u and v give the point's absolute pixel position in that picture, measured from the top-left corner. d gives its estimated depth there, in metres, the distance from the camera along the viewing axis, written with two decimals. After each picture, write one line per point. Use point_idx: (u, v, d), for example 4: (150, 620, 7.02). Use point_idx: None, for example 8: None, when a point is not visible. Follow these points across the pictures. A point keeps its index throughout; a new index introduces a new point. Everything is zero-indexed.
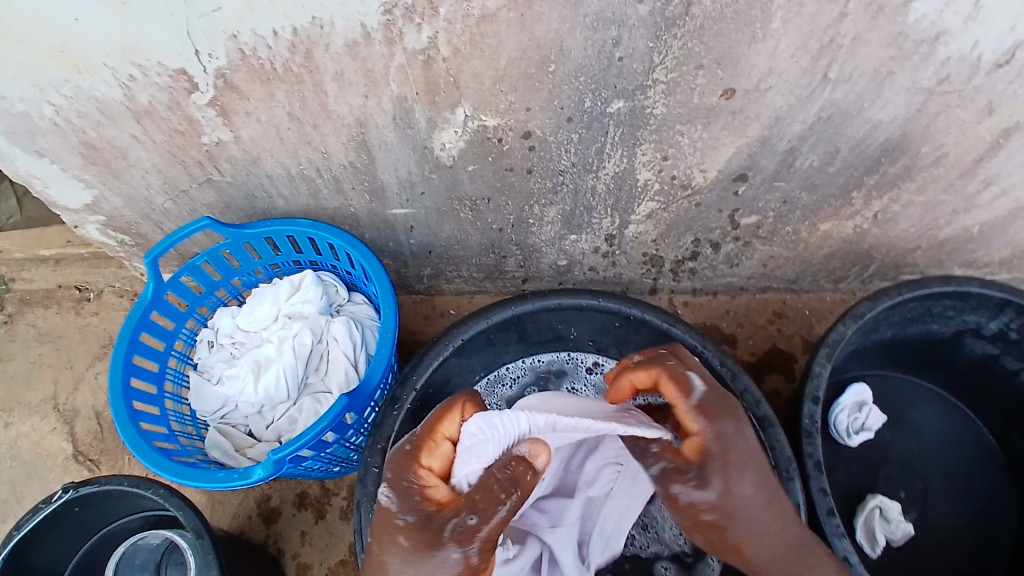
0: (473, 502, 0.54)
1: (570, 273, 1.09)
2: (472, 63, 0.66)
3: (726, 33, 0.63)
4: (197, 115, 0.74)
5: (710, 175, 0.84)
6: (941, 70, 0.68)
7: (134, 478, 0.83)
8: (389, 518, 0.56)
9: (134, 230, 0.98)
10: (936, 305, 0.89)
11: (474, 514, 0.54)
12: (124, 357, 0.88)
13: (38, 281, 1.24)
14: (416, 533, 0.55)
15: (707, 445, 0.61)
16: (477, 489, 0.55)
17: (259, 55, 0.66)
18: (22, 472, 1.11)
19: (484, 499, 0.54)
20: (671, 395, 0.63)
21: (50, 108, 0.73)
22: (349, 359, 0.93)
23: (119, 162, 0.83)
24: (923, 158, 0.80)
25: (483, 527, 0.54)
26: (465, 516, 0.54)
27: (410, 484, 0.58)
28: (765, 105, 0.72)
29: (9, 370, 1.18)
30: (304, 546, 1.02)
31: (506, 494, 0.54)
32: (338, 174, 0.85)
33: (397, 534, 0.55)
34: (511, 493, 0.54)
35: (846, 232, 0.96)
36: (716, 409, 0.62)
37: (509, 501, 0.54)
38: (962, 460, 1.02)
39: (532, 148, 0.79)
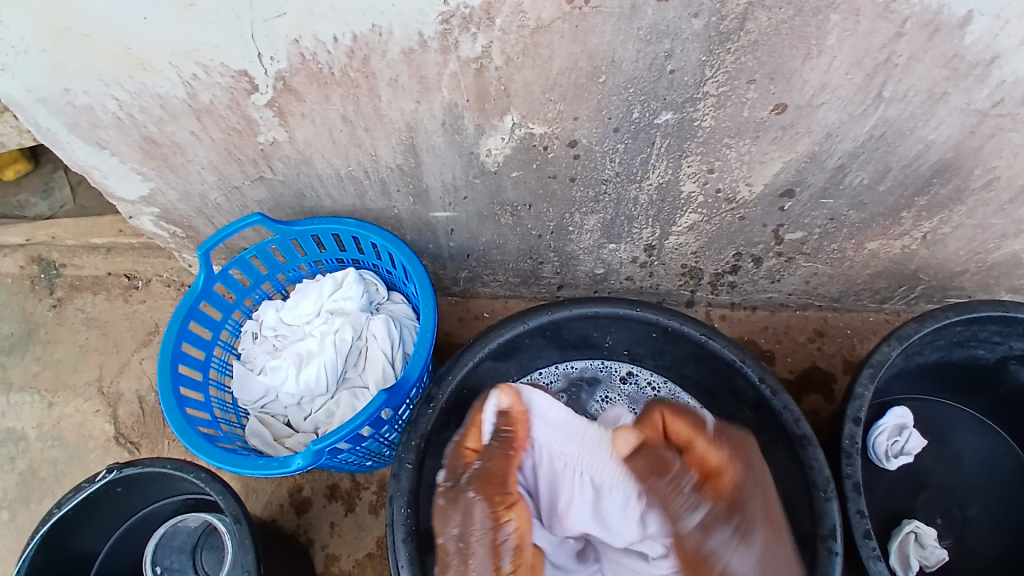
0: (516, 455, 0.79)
1: (606, 282, 1.09)
2: (523, 72, 0.67)
3: (780, 48, 0.63)
4: (254, 115, 0.77)
5: (756, 189, 0.83)
6: (997, 93, 0.67)
7: (177, 462, 0.86)
8: (490, 488, 0.74)
9: (187, 223, 1.02)
10: (983, 329, 0.87)
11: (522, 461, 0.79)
12: (174, 344, 0.91)
13: (89, 268, 1.29)
14: (449, 491, 0.74)
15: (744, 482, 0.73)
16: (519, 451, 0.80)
17: (318, 60, 0.68)
18: (65, 452, 1.16)
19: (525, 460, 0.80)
20: (681, 430, 0.77)
21: (116, 103, 0.76)
22: (387, 356, 0.95)
23: (176, 158, 0.86)
24: (975, 180, 0.79)
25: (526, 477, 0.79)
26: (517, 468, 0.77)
27: (455, 464, 0.76)
28: (816, 121, 0.71)
29: (59, 352, 1.23)
30: (333, 537, 1.04)
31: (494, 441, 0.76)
32: (384, 176, 0.87)
33: (491, 500, 0.73)
34: None
35: (893, 252, 0.95)
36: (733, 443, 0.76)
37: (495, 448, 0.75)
38: (1005, 492, 0.98)
39: (577, 157, 0.80)
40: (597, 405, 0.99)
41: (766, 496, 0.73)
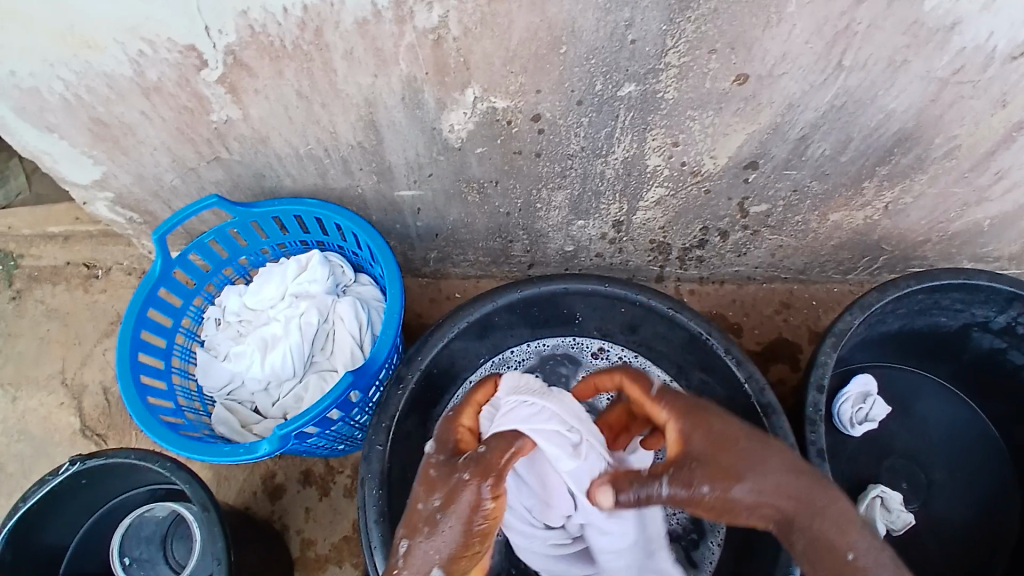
0: (724, 428, 0.57)
1: (577, 259, 1.08)
2: (482, 43, 0.66)
3: (741, 16, 0.62)
4: (206, 93, 0.74)
5: (721, 162, 0.83)
6: (957, 59, 0.67)
7: (142, 452, 0.83)
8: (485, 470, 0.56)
9: (143, 208, 0.98)
10: (943, 298, 0.89)
11: (705, 479, 0.53)
12: (132, 333, 0.88)
13: (47, 258, 1.24)
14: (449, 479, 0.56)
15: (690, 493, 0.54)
16: (734, 459, 0.55)
17: (269, 33, 0.66)
18: (31, 447, 1.12)
19: (720, 469, 0.54)
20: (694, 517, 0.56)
21: (61, 84, 0.73)
22: (355, 338, 0.94)
23: (128, 139, 0.83)
24: (936, 149, 0.80)
25: (758, 477, 0.55)
26: (695, 487, 0.53)
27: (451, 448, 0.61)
28: (778, 91, 0.71)
29: (19, 346, 1.19)
30: (308, 522, 1.04)
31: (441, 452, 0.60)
32: (346, 155, 0.85)
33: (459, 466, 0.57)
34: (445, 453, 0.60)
35: (856, 223, 0.96)
36: (719, 482, 0.54)
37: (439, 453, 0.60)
38: (967, 456, 1.01)
39: (541, 132, 0.78)
40: None
41: (715, 452, 0.55)
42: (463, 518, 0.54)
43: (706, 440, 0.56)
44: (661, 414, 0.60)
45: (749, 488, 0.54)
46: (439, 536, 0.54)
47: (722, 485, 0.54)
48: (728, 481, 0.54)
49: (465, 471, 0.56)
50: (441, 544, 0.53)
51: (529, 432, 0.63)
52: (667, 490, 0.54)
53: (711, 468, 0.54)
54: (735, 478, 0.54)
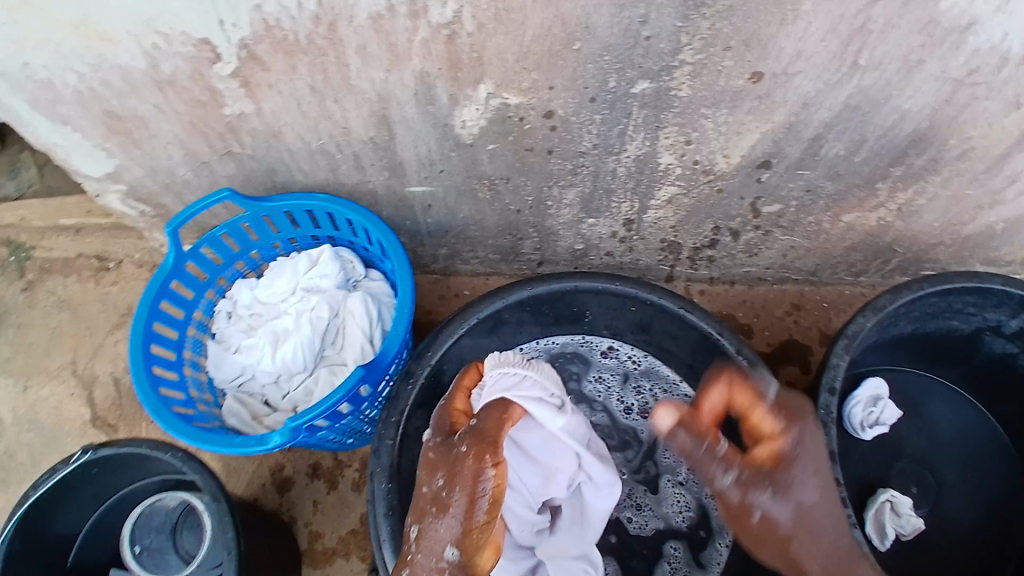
0: (817, 460, 0.59)
1: (586, 257, 1.08)
2: (495, 39, 0.66)
3: (756, 14, 0.62)
4: (219, 86, 0.75)
5: (734, 161, 0.83)
6: (972, 61, 0.66)
7: (154, 442, 0.84)
8: (484, 444, 0.64)
9: (156, 201, 0.99)
10: (957, 300, 0.88)
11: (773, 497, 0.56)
12: (144, 325, 0.89)
13: (59, 250, 1.25)
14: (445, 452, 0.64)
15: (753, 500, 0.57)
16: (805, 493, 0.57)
17: (283, 27, 0.66)
18: (41, 437, 1.13)
19: (793, 502, 0.57)
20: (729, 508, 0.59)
21: (76, 76, 0.74)
22: (365, 333, 0.94)
23: (141, 132, 0.83)
24: (950, 150, 0.79)
25: (809, 514, 0.57)
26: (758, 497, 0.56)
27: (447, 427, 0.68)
28: (792, 90, 0.71)
29: (31, 337, 1.20)
30: (316, 515, 1.04)
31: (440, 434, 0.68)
32: (357, 150, 0.85)
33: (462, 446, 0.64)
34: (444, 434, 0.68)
35: (869, 225, 0.95)
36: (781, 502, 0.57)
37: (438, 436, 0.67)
38: (978, 460, 1.00)
39: (553, 128, 0.78)
40: (591, 384, 0.99)
41: (799, 475, 0.57)
42: (469, 495, 0.60)
43: (799, 459, 0.58)
44: (769, 429, 0.59)
45: (797, 532, 0.57)
46: (448, 513, 0.60)
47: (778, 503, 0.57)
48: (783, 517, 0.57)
49: (463, 448, 0.63)
50: (452, 526, 0.59)
51: (516, 399, 0.73)
52: (728, 483, 0.57)
53: (784, 489, 0.57)
54: (794, 512, 0.57)
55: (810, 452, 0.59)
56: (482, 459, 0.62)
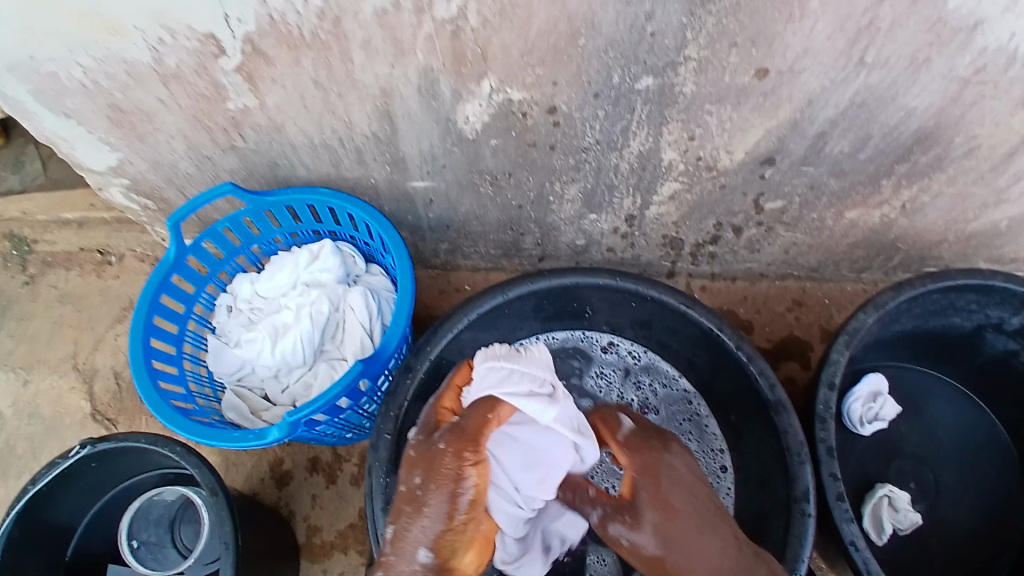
0: (685, 484, 0.65)
1: (588, 253, 1.08)
2: (500, 35, 0.65)
3: (764, 11, 0.61)
4: (223, 80, 0.74)
5: (737, 157, 0.82)
6: (979, 59, 0.66)
7: (152, 436, 0.84)
8: (463, 441, 0.63)
9: (157, 194, 0.99)
10: (958, 298, 0.88)
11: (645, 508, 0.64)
12: (145, 318, 0.89)
13: (61, 243, 1.25)
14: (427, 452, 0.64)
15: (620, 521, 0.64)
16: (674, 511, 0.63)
17: (288, 21, 0.65)
18: (42, 429, 1.13)
19: (654, 528, 0.62)
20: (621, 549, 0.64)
21: (79, 69, 0.73)
22: (365, 328, 0.94)
23: (143, 126, 0.83)
24: (955, 148, 0.79)
25: (681, 533, 0.62)
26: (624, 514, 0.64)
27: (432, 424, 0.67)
28: (798, 86, 0.71)
29: (31, 329, 1.20)
30: (314, 509, 1.04)
31: (422, 429, 0.67)
32: (360, 145, 0.85)
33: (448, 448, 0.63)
34: (426, 430, 0.67)
35: (872, 222, 0.95)
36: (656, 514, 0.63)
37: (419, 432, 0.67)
38: (976, 459, 1.01)
39: (557, 124, 0.78)
40: (593, 379, 0.99)
41: (663, 499, 0.64)
42: (446, 494, 0.60)
43: (668, 483, 0.65)
44: (624, 460, 0.69)
45: (667, 558, 0.61)
46: (424, 511, 0.59)
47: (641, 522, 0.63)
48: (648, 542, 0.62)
49: (444, 447, 0.63)
50: (426, 528, 0.59)
51: (502, 397, 0.69)
52: (596, 520, 0.67)
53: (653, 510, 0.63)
54: (656, 540, 0.62)
55: (678, 481, 0.65)
56: (461, 457, 0.62)
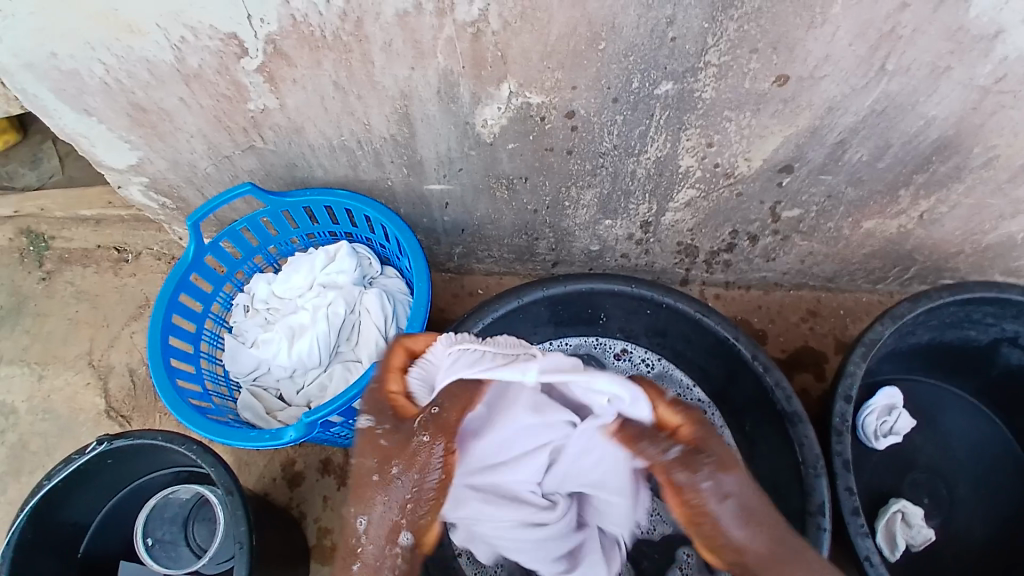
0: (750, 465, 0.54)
1: (602, 259, 1.08)
2: (521, 38, 0.66)
3: (784, 16, 0.61)
4: (244, 80, 0.75)
5: (755, 164, 0.82)
6: (999, 69, 0.66)
7: (169, 434, 0.84)
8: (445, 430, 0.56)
9: (176, 193, 0.99)
10: (976, 310, 0.87)
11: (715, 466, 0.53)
12: (163, 317, 0.89)
13: (78, 240, 1.26)
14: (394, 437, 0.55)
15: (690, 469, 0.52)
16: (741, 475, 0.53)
17: (310, 22, 0.66)
18: (56, 425, 1.14)
19: (723, 488, 0.52)
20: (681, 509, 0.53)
21: (102, 68, 0.74)
22: (380, 330, 0.94)
23: (164, 125, 0.84)
24: (974, 159, 0.78)
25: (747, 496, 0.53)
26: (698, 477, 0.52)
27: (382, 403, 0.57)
28: (818, 93, 0.70)
29: (48, 325, 1.22)
30: (325, 511, 1.04)
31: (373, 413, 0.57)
32: (378, 147, 0.85)
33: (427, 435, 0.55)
34: (386, 421, 0.56)
35: (889, 232, 0.94)
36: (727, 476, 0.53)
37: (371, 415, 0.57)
38: (992, 473, 0.99)
39: (575, 129, 0.78)
40: None
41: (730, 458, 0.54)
42: (420, 478, 0.54)
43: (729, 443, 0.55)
44: (678, 418, 0.57)
45: (728, 522, 0.52)
46: (394, 496, 0.53)
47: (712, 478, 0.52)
48: (726, 507, 0.51)
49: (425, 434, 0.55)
50: (389, 510, 0.53)
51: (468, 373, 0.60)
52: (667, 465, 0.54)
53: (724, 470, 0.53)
54: (728, 502, 0.52)
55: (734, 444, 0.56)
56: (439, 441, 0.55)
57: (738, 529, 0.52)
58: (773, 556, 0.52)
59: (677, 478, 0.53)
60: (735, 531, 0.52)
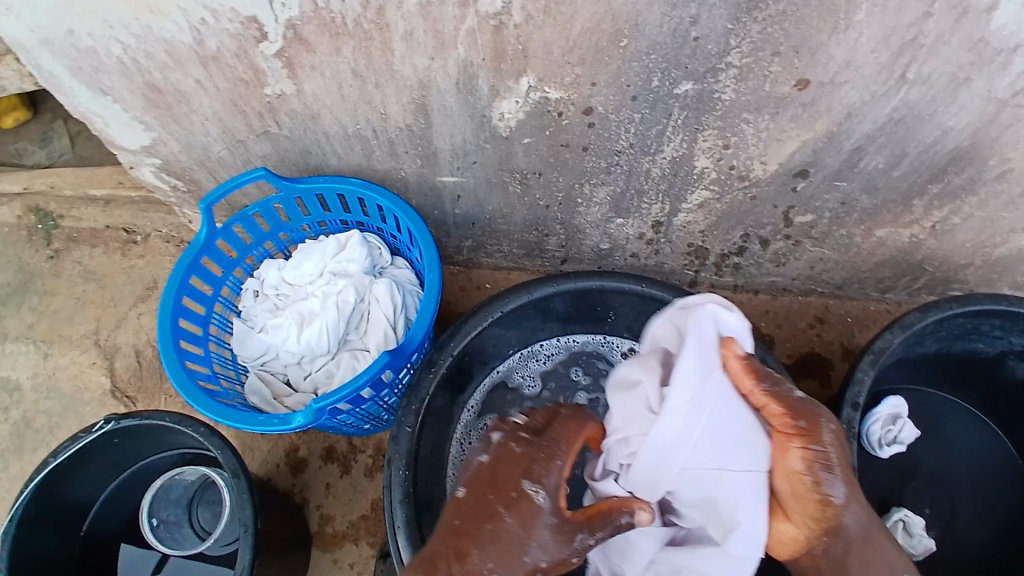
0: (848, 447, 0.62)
1: (611, 258, 1.08)
2: (542, 32, 0.66)
3: (808, 20, 0.61)
4: (263, 65, 0.75)
5: (771, 168, 0.82)
6: (1018, 81, 0.65)
7: (177, 415, 0.85)
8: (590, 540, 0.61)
9: (189, 176, 1.00)
10: (985, 322, 0.87)
11: (832, 426, 0.60)
12: (174, 298, 0.90)
13: (87, 220, 1.26)
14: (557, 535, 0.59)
15: (815, 420, 0.60)
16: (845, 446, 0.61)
17: (331, 9, 0.66)
18: (60, 403, 1.15)
19: (839, 445, 0.60)
20: (803, 453, 0.59)
21: (121, 47, 0.74)
22: (389, 320, 0.94)
23: (180, 107, 0.84)
24: (989, 171, 0.78)
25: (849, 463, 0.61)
26: (824, 428, 0.59)
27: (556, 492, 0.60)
28: (838, 99, 0.70)
29: (55, 304, 1.22)
30: (327, 498, 1.05)
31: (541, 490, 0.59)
32: (393, 136, 0.85)
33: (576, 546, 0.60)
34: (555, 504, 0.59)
35: (901, 241, 0.94)
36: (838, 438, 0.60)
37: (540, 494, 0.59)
38: (993, 485, 0.99)
39: (591, 125, 0.78)
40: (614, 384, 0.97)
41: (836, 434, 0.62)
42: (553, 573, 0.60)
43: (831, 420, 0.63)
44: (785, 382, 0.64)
45: (837, 476, 0.59)
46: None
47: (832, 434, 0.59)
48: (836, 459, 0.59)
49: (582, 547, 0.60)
50: None
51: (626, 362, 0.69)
52: (791, 414, 0.60)
53: (838, 432, 0.60)
54: (840, 456, 0.59)
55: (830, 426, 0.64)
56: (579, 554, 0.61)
57: (843, 485, 0.59)
58: (861, 519, 0.61)
59: (799, 424, 0.59)
60: (837, 486, 0.59)
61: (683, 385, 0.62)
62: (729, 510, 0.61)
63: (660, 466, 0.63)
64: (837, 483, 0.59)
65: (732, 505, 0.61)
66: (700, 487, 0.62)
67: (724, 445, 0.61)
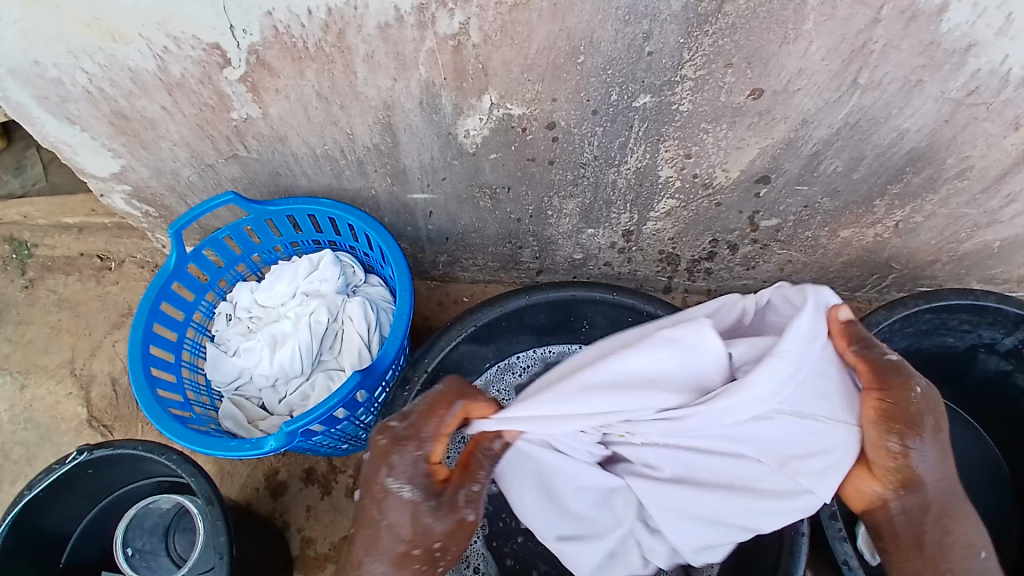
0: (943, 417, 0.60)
1: (585, 267, 1.09)
2: (501, 51, 0.67)
3: (758, 32, 0.63)
4: (228, 90, 0.76)
5: (733, 175, 0.84)
6: (971, 82, 0.68)
7: (149, 444, 0.84)
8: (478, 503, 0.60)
9: (159, 202, 0.99)
10: (952, 318, 0.89)
11: (924, 391, 0.59)
12: (144, 325, 0.89)
13: (61, 248, 1.26)
14: (438, 512, 0.58)
15: (909, 381, 0.59)
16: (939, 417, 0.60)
17: (292, 34, 0.67)
18: (37, 434, 1.13)
19: (932, 410, 0.59)
20: (896, 411, 0.58)
21: (85, 76, 0.74)
22: (363, 338, 0.95)
23: (148, 133, 0.84)
24: (947, 170, 0.80)
25: (941, 434, 0.59)
26: (914, 390, 0.59)
27: (419, 476, 0.58)
28: (792, 107, 0.72)
29: (29, 334, 1.21)
30: (309, 521, 1.04)
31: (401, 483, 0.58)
32: (361, 156, 0.86)
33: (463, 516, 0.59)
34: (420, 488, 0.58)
35: (866, 241, 0.96)
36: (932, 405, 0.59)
37: (403, 488, 0.58)
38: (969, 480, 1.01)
39: (555, 139, 0.79)
40: None
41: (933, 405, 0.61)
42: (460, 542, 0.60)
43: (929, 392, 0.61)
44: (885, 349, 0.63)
45: (925, 437, 0.58)
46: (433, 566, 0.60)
47: (925, 398, 0.59)
48: (928, 422, 0.58)
49: (472, 511, 0.60)
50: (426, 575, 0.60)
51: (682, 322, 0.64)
52: (885, 373, 0.59)
53: (933, 400, 0.59)
54: (930, 420, 0.58)
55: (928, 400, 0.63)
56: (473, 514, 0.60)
57: (929, 448, 0.58)
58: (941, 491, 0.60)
59: (890, 384, 0.59)
60: (922, 448, 0.58)
61: (797, 335, 0.57)
62: (804, 456, 0.58)
63: (742, 416, 0.57)
64: (922, 446, 0.58)
65: (806, 452, 0.58)
66: (781, 433, 0.58)
67: (817, 393, 0.59)
